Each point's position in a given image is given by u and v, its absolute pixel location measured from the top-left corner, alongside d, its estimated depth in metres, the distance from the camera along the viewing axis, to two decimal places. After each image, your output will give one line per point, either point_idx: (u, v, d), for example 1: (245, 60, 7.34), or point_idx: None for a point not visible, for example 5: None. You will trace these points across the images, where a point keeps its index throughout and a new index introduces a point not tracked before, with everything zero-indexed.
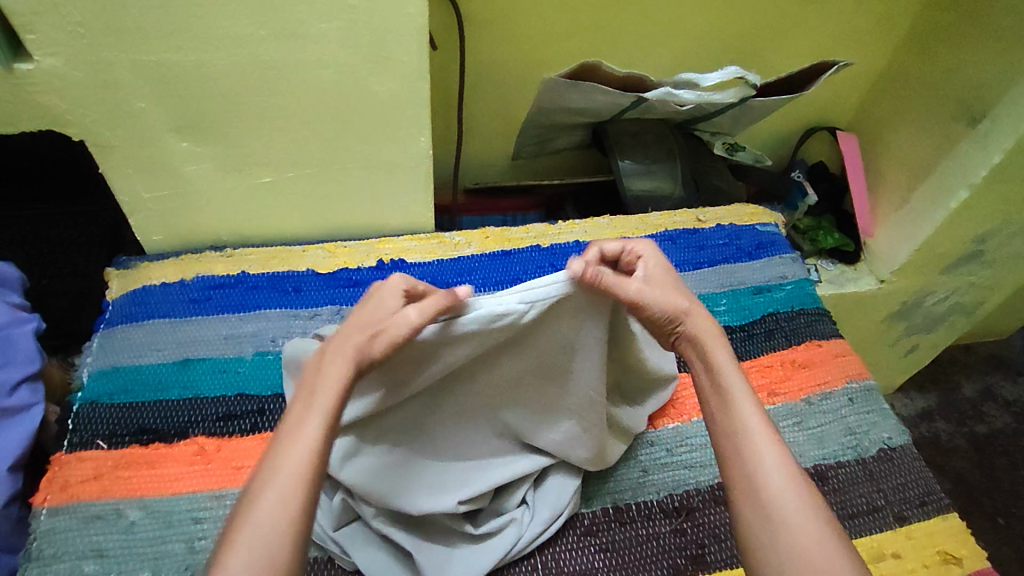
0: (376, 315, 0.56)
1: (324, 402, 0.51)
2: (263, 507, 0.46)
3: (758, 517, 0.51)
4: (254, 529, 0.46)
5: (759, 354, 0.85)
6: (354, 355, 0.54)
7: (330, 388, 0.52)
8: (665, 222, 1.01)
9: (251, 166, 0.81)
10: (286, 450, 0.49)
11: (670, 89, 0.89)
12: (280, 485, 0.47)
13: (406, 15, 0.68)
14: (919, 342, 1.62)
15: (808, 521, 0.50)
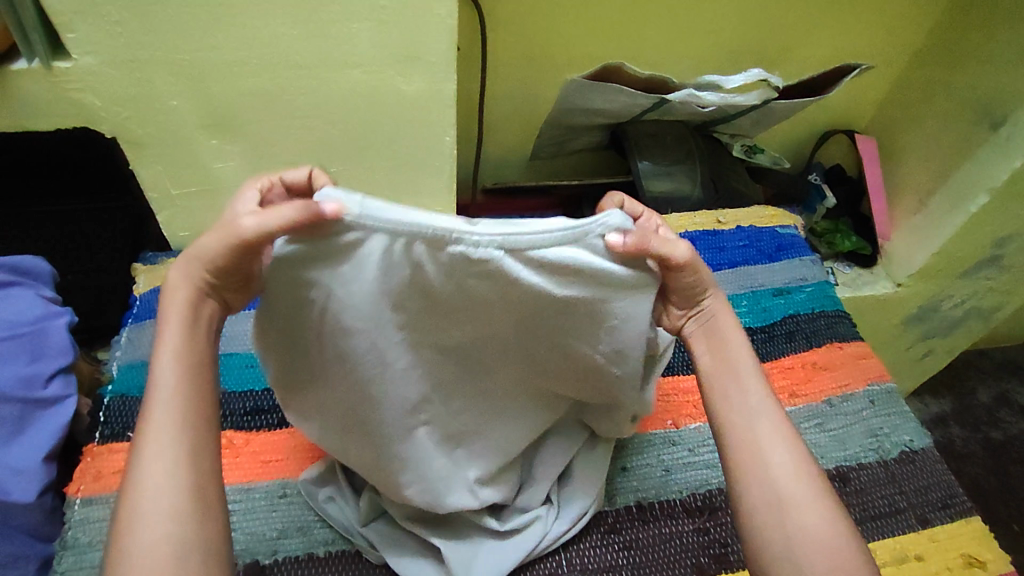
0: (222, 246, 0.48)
1: (173, 338, 0.48)
2: (155, 467, 0.45)
3: (765, 493, 0.52)
4: (147, 490, 0.44)
5: (780, 355, 0.86)
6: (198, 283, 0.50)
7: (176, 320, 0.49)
8: (685, 223, 1.02)
9: (279, 164, 0.82)
10: (163, 409, 0.47)
11: (693, 91, 0.87)
12: (164, 446, 0.46)
13: (435, 17, 0.69)
14: (935, 346, 1.61)
15: (809, 494, 0.52)
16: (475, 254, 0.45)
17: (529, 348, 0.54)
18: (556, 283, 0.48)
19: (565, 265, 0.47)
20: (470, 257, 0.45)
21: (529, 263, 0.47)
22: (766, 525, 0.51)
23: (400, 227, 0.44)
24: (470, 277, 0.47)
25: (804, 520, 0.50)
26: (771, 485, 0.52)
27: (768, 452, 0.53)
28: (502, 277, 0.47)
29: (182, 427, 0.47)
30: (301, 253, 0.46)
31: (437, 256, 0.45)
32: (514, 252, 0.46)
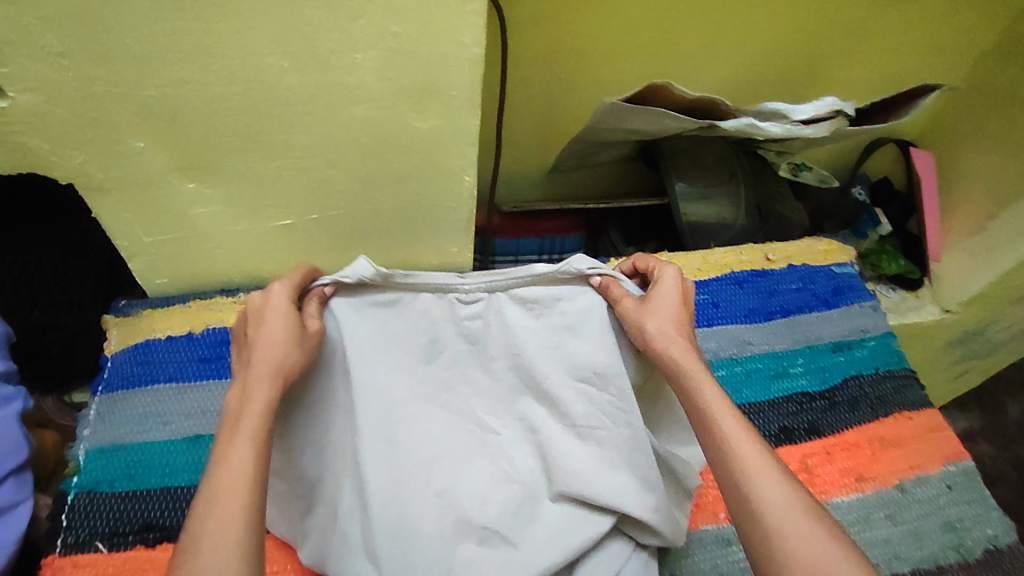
0: (277, 323, 0.59)
1: (262, 375, 0.55)
2: (228, 479, 0.48)
3: (757, 530, 0.49)
4: (220, 497, 0.47)
5: (844, 429, 0.76)
6: (275, 352, 0.57)
7: (268, 364, 0.56)
8: (730, 261, 0.90)
9: (268, 207, 0.69)
10: (243, 432, 0.51)
11: (752, 119, 0.74)
12: (243, 460, 0.49)
13: (457, 46, 0.56)
14: (973, 367, 1.51)
15: (805, 525, 0.48)
16: (468, 297, 0.68)
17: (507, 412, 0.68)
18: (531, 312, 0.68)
19: (534, 296, 0.68)
20: (466, 301, 0.68)
21: (511, 301, 0.68)
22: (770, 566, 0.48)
23: (413, 278, 0.66)
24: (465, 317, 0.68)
25: (800, 548, 0.47)
26: (762, 519, 0.49)
27: (753, 481, 0.51)
28: (492, 316, 0.68)
29: (257, 446, 0.51)
30: (314, 321, 0.62)
31: (442, 305, 0.68)
32: (496, 294, 0.69)
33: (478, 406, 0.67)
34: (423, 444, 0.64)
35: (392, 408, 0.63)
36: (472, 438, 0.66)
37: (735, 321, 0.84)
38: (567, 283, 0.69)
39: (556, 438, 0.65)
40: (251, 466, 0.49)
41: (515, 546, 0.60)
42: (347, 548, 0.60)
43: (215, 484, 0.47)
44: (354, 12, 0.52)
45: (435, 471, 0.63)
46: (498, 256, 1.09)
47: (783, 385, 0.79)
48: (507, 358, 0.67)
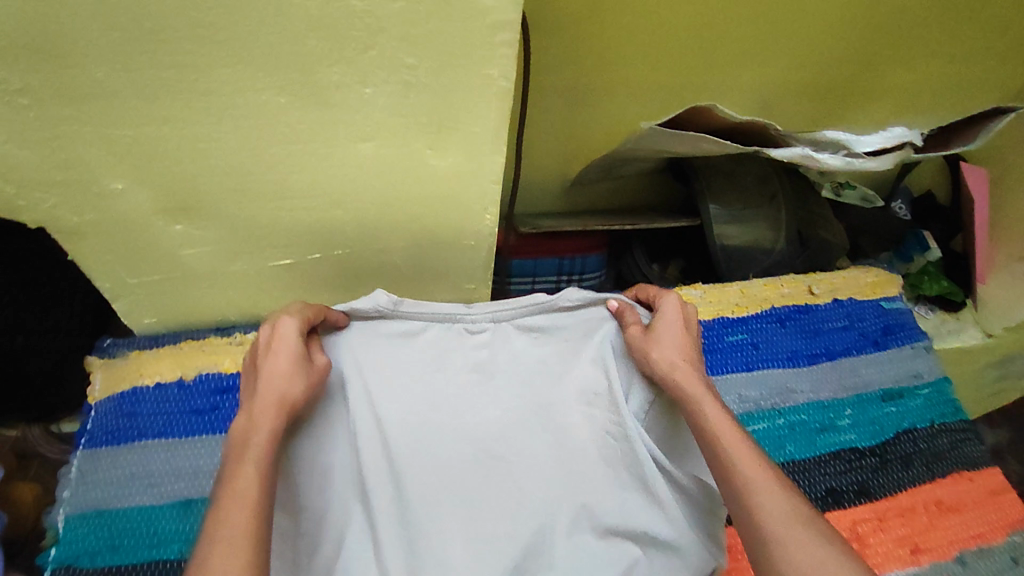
0: (281, 356, 0.53)
1: (265, 404, 0.50)
2: (231, 508, 0.43)
3: (756, 543, 0.46)
4: (227, 526, 0.42)
5: (897, 491, 0.69)
6: (285, 380, 0.52)
7: (271, 390, 0.51)
8: (772, 295, 0.82)
9: (266, 247, 0.62)
10: (246, 458, 0.46)
11: (807, 151, 0.66)
12: (249, 488, 0.44)
13: (482, 78, 0.48)
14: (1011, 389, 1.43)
15: (811, 537, 0.45)
16: (475, 328, 0.64)
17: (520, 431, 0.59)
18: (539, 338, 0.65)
19: (541, 322, 0.65)
20: (472, 331, 0.64)
21: (517, 332, 0.65)
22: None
23: (422, 308, 0.64)
24: (471, 343, 0.64)
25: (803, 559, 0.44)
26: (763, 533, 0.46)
27: (752, 492, 0.48)
28: (497, 344, 0.64)
29: (261, 478, 0.45)
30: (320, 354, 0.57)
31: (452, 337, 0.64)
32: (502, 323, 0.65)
33: (486, 428, 0.59)
34: (434, 470, 0.56)
35: (410, 428, 0.57)
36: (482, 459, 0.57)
37: (777, 366, 0.76)
38: (587, 309, 0.66)
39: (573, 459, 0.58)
40: (257, 495, 0.44)
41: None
42: None
43: (216, 515, 0.42)
44: (363, 43, 0.44)
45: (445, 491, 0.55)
46: (514, 277, 1.02)
47: (829, 441, 0.72)
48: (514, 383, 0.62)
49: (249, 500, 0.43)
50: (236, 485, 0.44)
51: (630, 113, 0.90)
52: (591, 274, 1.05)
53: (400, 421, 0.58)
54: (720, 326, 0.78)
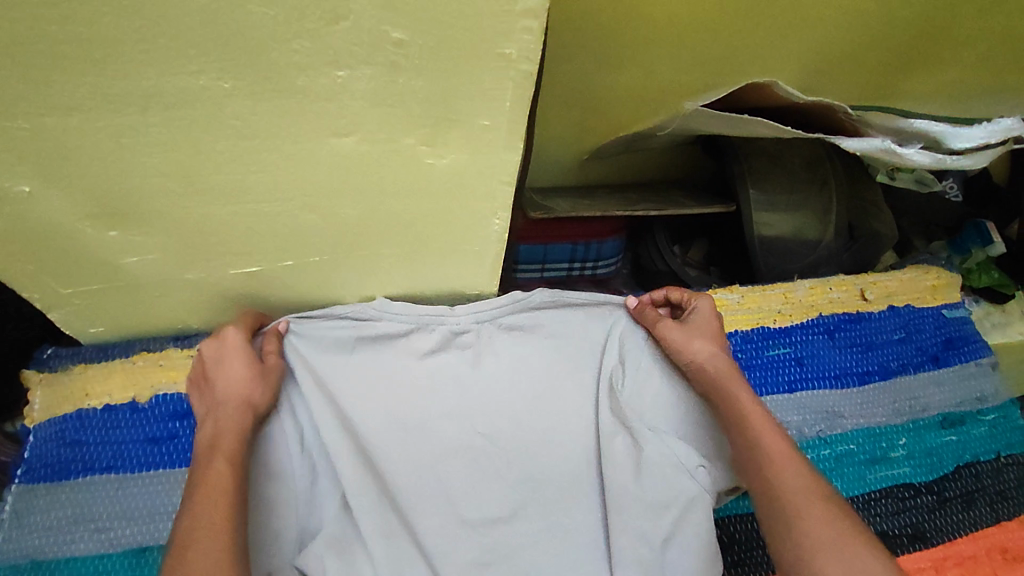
0: (235, 362, 0.53)
1: (231, 405, 0.50)
2: (205, 501, 0.42)
3: (776, 516, 0.46)
4: (205, 508, 0.42)
5: (957, 536, 0.59)
6: (240, 389, 0.51)
7: (235, 393, 0.51)
8: (818, 300, 0.70)
9: (226, 254, 0.51)
10: (217, 454, 0.46)
11: (890, 144, 0.54)
12: (222, 479, 0.44)
13: (495, 60, 0.36)
14: None
15: (820, 501, 0.45)
16: (458, 329, 0.61)
17: (513, 410, 0.59)
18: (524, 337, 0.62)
19: (521, 321, 0.62)
20: (457, 334, 0.61)
21: (501, 330, 0.62)
22: (786, 551, 0.44)
23: (384, 307, 0.60)
24: (454, 345, 0.61)
25: (821, 534, 0.43)
26: (776, 500, 0.46)
27: (774, 465, 0.48)
28: (481, 345, 0.61)
29: (235, 472, 0.45)
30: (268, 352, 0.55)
31: (432, 337, 0.61)
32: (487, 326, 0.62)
33: (483, 408, 0.59)
34: (427, 444, 0.56)
35: (405, 412, 0.57)
36: (466, 438, 0.57)
37: (824, 386, 0.65)
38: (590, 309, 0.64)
39: (569, 440, 0.58)
40: (229, 484, 0.44)
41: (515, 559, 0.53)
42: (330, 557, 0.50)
43: (192, 515, 0.41)
44: (333, 12, 0.33)
45: (440, 470, 0.56)
46: (522, 264, 0.90)
47: (882, 477, 0.62)
48: (503, 378, 0.60)
49: (219, 493, 0.43)
50: (209, 479, 0.44)
51: (662, 82, 0.77)
52: (606, 260, 0.93)
53: (381, 414, 0.57)
54: (759, 338, 0.67)
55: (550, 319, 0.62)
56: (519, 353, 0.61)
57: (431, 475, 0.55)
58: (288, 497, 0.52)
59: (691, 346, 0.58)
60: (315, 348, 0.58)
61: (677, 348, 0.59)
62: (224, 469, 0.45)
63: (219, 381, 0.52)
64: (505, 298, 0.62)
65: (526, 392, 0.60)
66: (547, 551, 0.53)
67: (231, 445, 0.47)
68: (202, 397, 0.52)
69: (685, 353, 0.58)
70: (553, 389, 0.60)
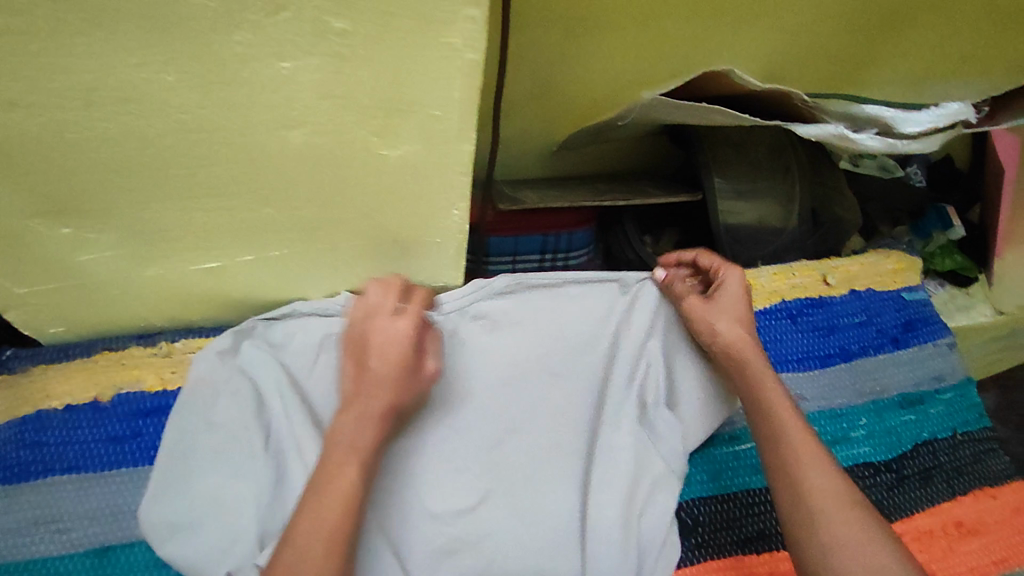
0: (389, 354, 0.50)
1: (376, 402, 0.48)
2: (330, 506, 0.43)
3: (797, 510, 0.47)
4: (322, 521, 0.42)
5: (914, 512, 0.61)
6: (388, 385, 0.49)
7: (383, 385, 0.49)
8: (781, 285, 0.72)
9: (184, 251, 0.51)
10: (350, 455, 0.46)
11: (843, 130, 0.55)
12: (352, 486, 0.44)
13: (440, 50, 0.36)
14: None
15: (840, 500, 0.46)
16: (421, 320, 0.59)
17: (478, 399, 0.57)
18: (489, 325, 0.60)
19: (488, 309, 0.60)
20: None
21: (466, 320, 0.60)
22: (803, 547, 0.46)
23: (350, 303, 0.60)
24: None
25: (845, 539, 0.44)
26: (793, 495, 0.48)
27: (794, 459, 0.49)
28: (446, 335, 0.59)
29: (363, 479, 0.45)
30: (398, 325, 0.52)
31: None
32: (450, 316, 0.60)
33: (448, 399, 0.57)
34: (392, 437, 0.55)
35: None
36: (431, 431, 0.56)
37: (787, 369, 0.67)
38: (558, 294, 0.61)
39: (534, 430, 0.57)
40: (353, 492, 0.44)
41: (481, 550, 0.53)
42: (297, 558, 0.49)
43: (318, 519, 0.42)
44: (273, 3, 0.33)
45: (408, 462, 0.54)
46: (493, 256, 0.90)
47: (842, 457, 0.63)
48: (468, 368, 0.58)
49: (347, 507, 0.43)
50: (340, 486, 0.44)
51: (629, 72, 0.77)
52: (577, 251, 0.93)
53: (345, 410, 0.57)
54: None
55: (516, 305, 0.60)
56: (489, 343, 0.59)
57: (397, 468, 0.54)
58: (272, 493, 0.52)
59: (726, 325, 0.57)
60: (282, 348, 0.58)
61: (711, 325, 0.58)
62: (352, 477, 0.44)
63: (370, 363, 0.50)
64: (469, 287, 0.61)
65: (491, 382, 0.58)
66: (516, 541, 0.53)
67: (371, 453, 0.46)
68: (347, 368, 0.51)
69: (718, 331, 0.57)
70: (525, 375, 0.59)
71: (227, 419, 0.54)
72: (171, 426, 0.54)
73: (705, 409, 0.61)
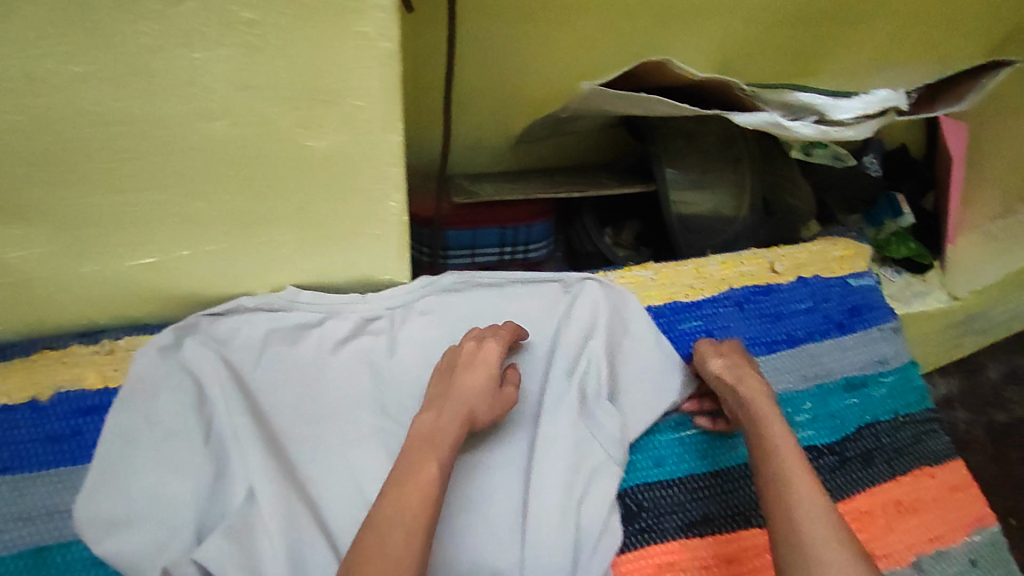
0: (482, 373, 0.56)
1: (456, 410, 0.53)
2: (407, 502, 0.46)
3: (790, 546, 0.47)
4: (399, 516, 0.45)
5: (856, 493, 0.62)
6: (473, 402, 0.54)
7: (466, 397, 0.54)
8: (730, 274, 0.73)
9: (116, 246, 0.50)
10: (426, 455, 0.49)
11: (778, 117, 0.56)
12: (431, 484, 0.47)
13: (354, 39, 0.36)
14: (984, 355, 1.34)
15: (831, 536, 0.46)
16: (370, 316, 0.63)
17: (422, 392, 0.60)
18: (435, 321, 0.64)
19: (433, 305, 0.64)
20: (369, 320, 0.62)
21: (414, 314, 0.63)
22: None
23: (303, 299, 0.61)
24: (366, 332, 0.62)
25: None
26: (803, 554, 0.46)
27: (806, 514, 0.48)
28: (395, 330, 0.62)
29: (441, 479, 0.49)
30: (490, 352, 0.57)
31: (346, 326, 0.62)
32: (398, 314, 0.63)
33: (394, 391, 0.60)
34: (339, 429, 0.57)
35: (314, 403, 0.58)
36: (376, 423, 0.58)
37: None
38: (502, 289, 0.66)
39: None
40: (432, 489, 0.47)
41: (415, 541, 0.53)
42: (236, 547, 0.49)
43: (397, 511, 0.45)
44: None
45: (352, 451, 0.56)
46: (451, 250, 0.90)
47: None
48: (416, 362, 0.62)
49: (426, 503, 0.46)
50: (421, 482, 0.47)
51: (579, 65, 0.78)
52: (536, 244, 0.93)
53: (293, 403, 0.58)
54: (671, 312, 0.69)
55: (460, 299, 0.65)
56: (435, 336, 0.63)
57: (341, 458, 0.56)
58: (214, 486, 0.52)
59: (737, 372, 0.60)
60: (225, 345, 0.59)
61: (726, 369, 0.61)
62: (433, 477, 0.48)
63: (458, 379, 0.55)
64: (417, 284, 0.64)
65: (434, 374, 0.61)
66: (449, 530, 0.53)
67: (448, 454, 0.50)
68: (438, 382, 0.56)
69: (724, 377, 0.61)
70: None
71: (168, 416, 0.54)
72: (111, 421, 0.54)
73: (645, 399, 0.63)
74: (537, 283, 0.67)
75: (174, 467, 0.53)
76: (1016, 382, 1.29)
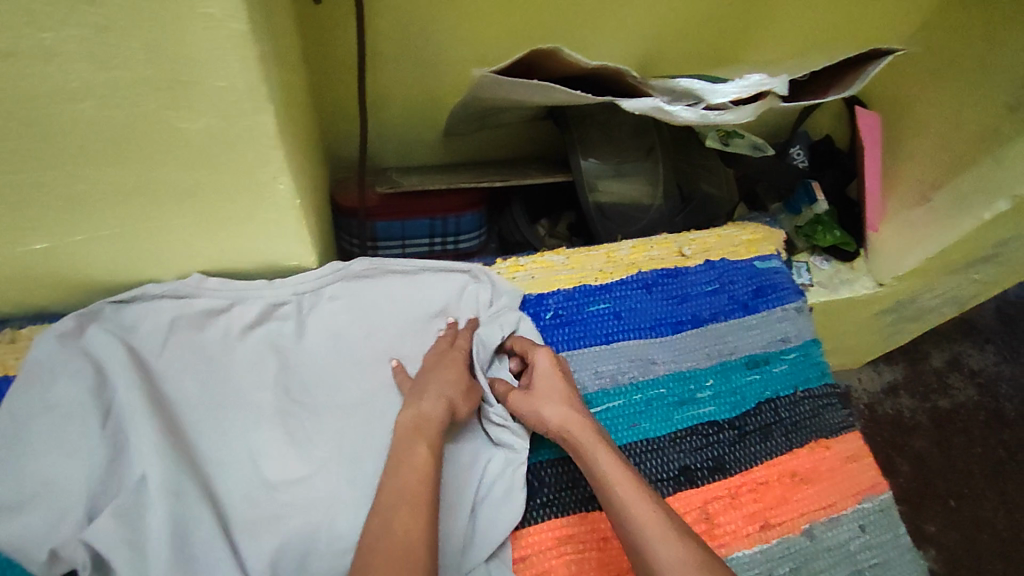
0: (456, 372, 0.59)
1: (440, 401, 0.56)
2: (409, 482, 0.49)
3: None
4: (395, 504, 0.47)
5: (753, 466, 0.65)
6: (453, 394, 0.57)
7: (447, 387, 0.57)
8: (639, 258, 0.75)
9: (5, 230, 0.50)
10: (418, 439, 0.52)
11: (661, 103, 0.58)
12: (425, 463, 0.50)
13: (202, 20, 0.38)
14: (925, 343, 1.37)
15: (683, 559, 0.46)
16: (278, 302, 0.63)
17: (326, 377, 0.61)
18: (346, 306, 0.65)
19: (342, 291, 0.65)
20: (276, 306, 0.63)
21: (323, 300, 0.64)
22: None
23: (211, 286, 0.61)
24: (273, 318, 0.63)
25: None
26: None
27: (647, 542, 0.48)
28: (302, 314, 0.63)
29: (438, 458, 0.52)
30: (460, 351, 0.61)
31: (253, 311, 0.62)
32: (307, 298, 0.64)
33: (299, 376, 0.61)
34: (240, 412, 0.58)
35: (217, 387, 0.58)
36: (277, 408, 0.59)
37: (639, 335, 0.70)
38: (413, 275, 0.68)
39: (374, 404, 0.60)
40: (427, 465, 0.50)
41: (306, 521, 0.54)
42: (125, 526, 0.49)
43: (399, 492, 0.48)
44: None
45: (252, 435, 0.57)
46: (381, 240, 0.91)
47: (687, 415, 0.66)
48: (323, 346, 0.63)
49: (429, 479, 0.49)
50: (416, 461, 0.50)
51: (495, 57, 0.80)
52: (467, 235, 0.94)
53: (196, 387, 0.58)
54: (581, 295, 0.71)
55: (371, 283, 0.66)
56: (344, 320, 0.64)
57: (240, 441, 0.57)
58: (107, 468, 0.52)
59: (546, 414, 0.58)
60: (129, 329, 0.59)
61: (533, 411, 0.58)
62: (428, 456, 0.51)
63: (433, 376, 0.58)
64: (326, 270, 0.65)
65: (340, 359, 0.62)
66: (338, 510, 0.54)
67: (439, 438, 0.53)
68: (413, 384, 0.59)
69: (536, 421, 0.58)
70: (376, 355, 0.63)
71: (64, 397, 0.54)
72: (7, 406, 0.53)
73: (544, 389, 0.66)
74: (449, 271, 0.69)
75: (67, 449, 0.52)
76: (956, 369, 1.34)
